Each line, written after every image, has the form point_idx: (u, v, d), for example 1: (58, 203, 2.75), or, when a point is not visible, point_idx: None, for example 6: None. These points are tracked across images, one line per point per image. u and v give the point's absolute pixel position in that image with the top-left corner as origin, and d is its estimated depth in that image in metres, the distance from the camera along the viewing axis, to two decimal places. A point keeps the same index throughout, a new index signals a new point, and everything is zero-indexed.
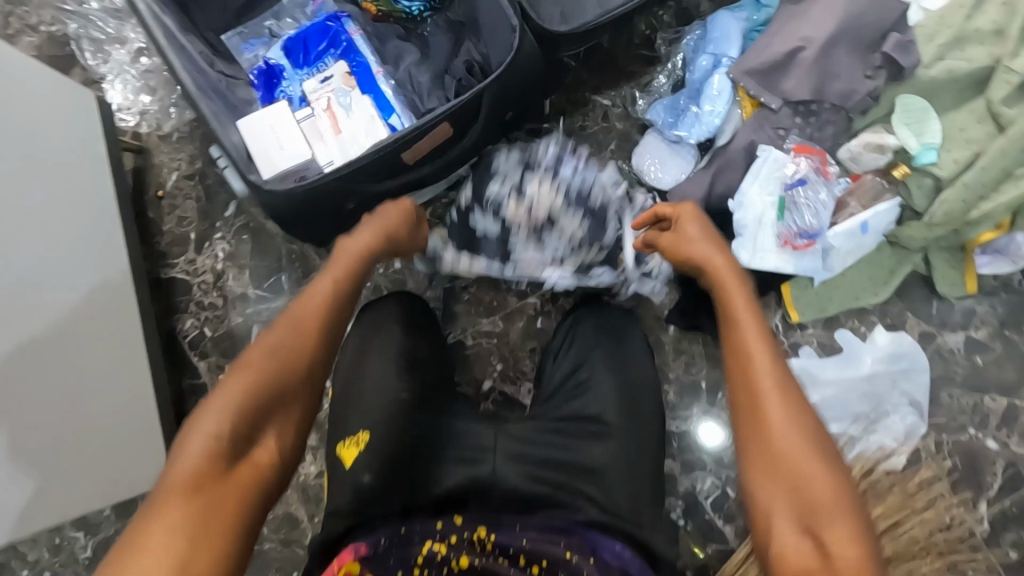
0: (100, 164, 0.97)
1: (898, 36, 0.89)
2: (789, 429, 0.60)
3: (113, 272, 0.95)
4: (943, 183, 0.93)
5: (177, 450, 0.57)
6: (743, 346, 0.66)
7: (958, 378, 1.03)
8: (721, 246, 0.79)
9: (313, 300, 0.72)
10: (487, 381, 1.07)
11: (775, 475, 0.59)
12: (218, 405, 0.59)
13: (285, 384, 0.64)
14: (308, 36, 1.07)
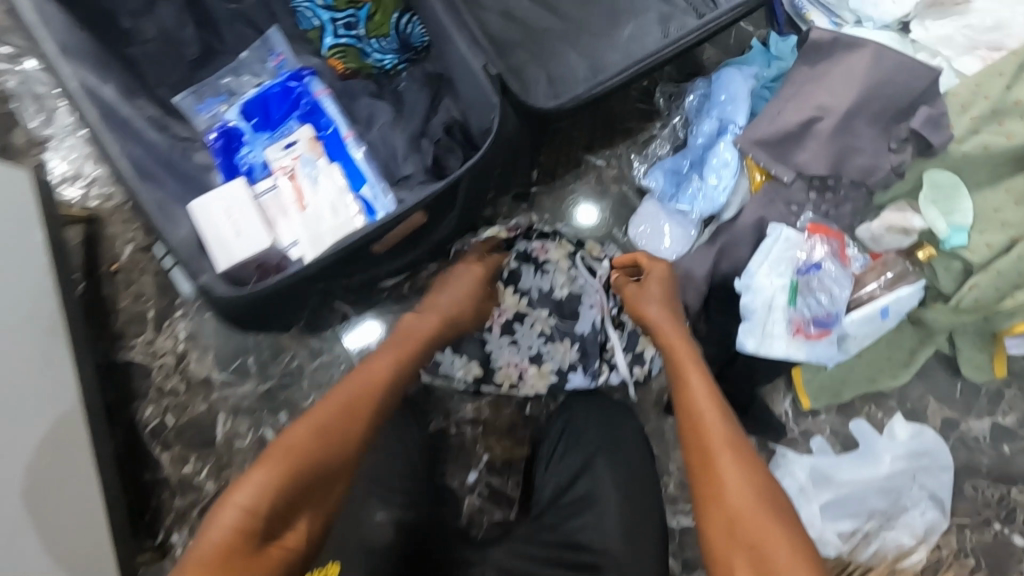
0: (39, 251, 0.87)
1: (929, 109, 0.79)
2: (740, 486, 0.60)
3: (57, 373, 0.86)
4: (974, 267, 0.84)
5: (210, 518, 0.55)
6: (690, 406, 0.69)
7: (984, 469, 0.95)
8: (674, 305, 0.83)
9: (370, 378, 0.70)
10: (472, 473, 0.99)
11: (733, 537, 0.58)
12: (260, 478, 0.57)
13: (333, 463, 0.62)
14: (269, 98, 0.97)
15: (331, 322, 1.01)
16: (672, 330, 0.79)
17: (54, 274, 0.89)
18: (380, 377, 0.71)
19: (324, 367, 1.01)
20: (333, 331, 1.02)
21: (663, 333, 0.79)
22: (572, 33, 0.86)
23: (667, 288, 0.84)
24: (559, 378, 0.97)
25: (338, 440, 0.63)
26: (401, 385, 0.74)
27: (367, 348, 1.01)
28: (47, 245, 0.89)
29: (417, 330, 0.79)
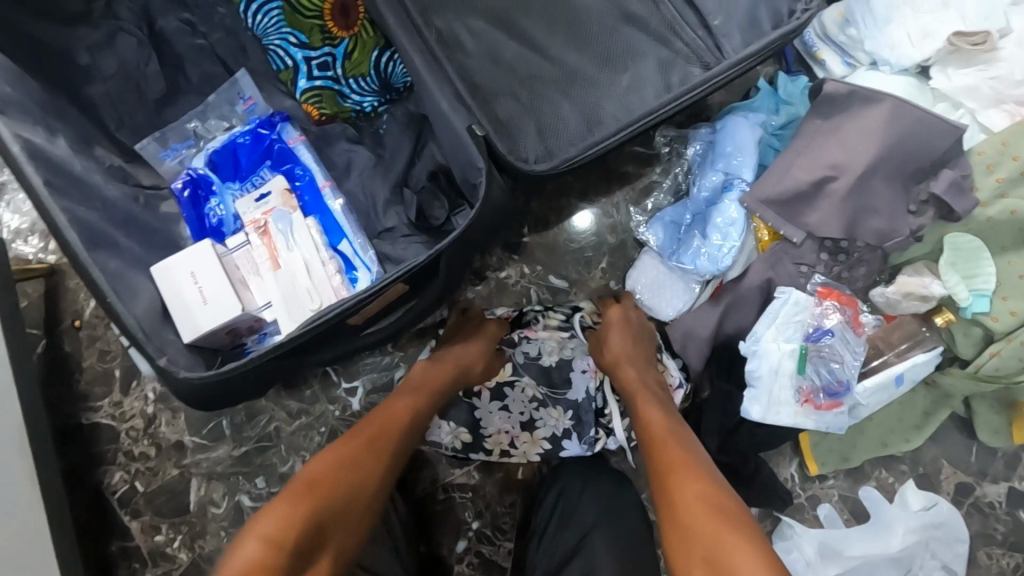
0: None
1: (951, 172, 0.74)
2: (693, 499, 0.60)
3: (14, 453, 0.80)
4: (995, 334, 0.78)
5: (234, 547, 0.52)
6: (650, 439, 0.70)
7: (999, 536, 0.90)
8: (640, 340, 0.85)
9: (386, 419, 0.71)
10: (462, 540, 0.93)
11: (691, 550, 0.56)
12: (282, 510, 0.55)
13: (351, 497, 0.61)
14: (239, 146, 0.90)
15: (311, 381, 0.95)
16: (630, 367, 0.81)
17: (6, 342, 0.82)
18: (397, 419, 0.72)
19: (301, 431, 0.95)
20: (313, 391, 0.96)
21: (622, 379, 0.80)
22: (565, 80, 0.80)
23: (632, 326, 0.85)
24: (552, 446, 0.91)
25: (355, 473, 0.63)
26: (413, 428, 0.73)
27: (349, 409, 0.95)
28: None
29: (430, 375, 0.79)
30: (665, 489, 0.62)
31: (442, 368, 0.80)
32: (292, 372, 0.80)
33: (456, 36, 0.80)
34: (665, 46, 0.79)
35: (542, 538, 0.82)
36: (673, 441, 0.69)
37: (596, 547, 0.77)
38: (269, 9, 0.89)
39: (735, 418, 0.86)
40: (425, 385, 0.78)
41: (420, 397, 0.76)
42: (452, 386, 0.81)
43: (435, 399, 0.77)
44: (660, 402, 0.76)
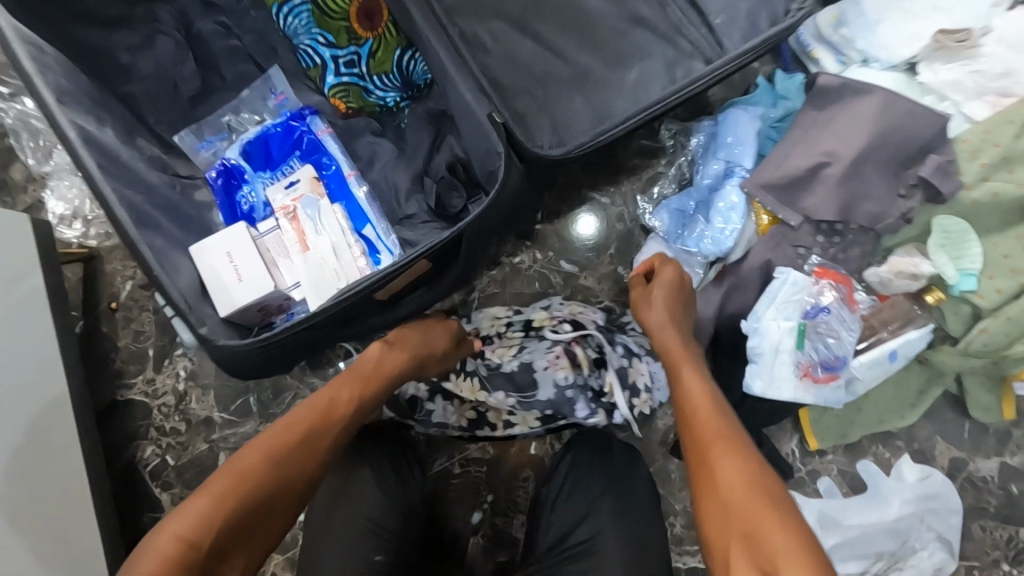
0: (39, 298, 0.87)
1: (938, 157, 0.79)
2: (736, 477, 0.59)
3: (55, 418, 0.86)
4: (983, 312, 0.83)
5: (141, 554, 0.53)
6: (691, 415, 0.68)
7: (991, 510, 0.94)
8: (676, 311, 0.81)
9: (329, 409, 0.70)
10: (477, 513, 0.97)
11: (730, 525, 0.57)
12: (199, 508, 0.56)
13: (273, 499, 0.61)
14: (270, 137, 0.96)
15: (335, 358, 1.01)
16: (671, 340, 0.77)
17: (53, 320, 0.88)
18: (335, 412, 0.70)
19: None
20: (336, 369, 1.01)
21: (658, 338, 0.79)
22: (576, 76, 0.86)
23: (671, 294, 0.82)
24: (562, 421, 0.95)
25: (279, 474, 0.62)
26: (354, 419, 0.72)
27: None
28: (46, 290, 0.88)
29: (383, 363, 0.78)
30: (706, 464, 0.61)
31: (395, 359, 0.79)
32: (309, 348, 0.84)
33: (476, 35, 0.87)
34: (669, 44, 0.85)
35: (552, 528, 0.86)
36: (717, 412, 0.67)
37: (601, 532, 0.82)
38: (300, 11, 0.96)
39: (737, 394, 0.90)
40: (370, 376, 0.76)
41: (363, 388, 0.75)
42: (402, 376, 0.80)
43: (384, 388, 0.77)
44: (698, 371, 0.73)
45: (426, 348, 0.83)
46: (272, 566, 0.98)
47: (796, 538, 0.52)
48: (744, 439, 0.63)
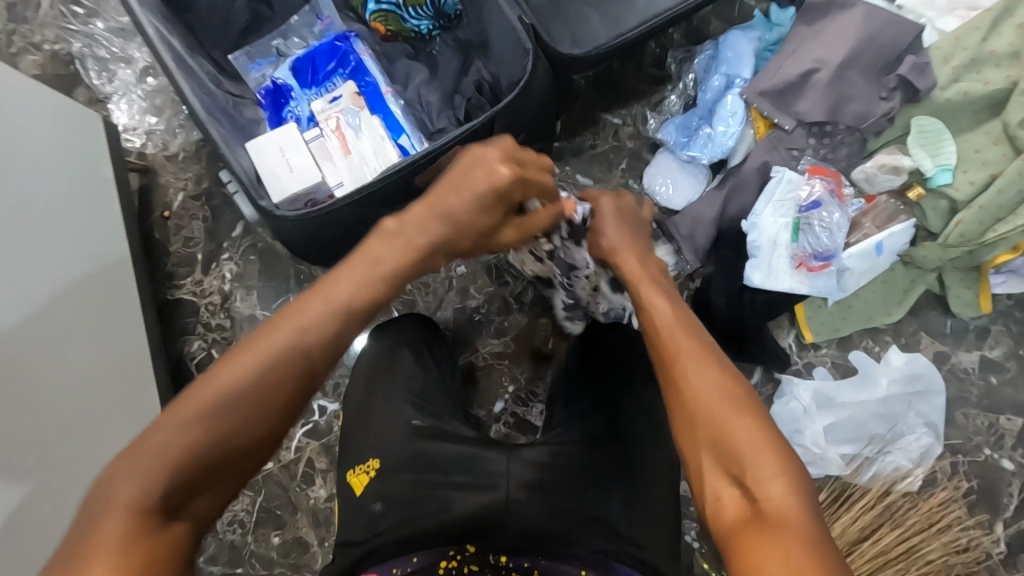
0: (106, 188, 0.98)
1: (915, 58, 0.90)
2: (707, 382, 0.55)
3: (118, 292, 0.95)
4: (959, 205, 0.92)
5: (94, 505, 0.45)
6: (657, 336, 0.63)
7: (973, 399, 1.02)
8: (630, 236, 0.79)
9: (306, 314, 0.55)
10: (499, 402, 1.06)
11: (700, 436, 0.54)
12: (162, 441, 0.47)
13: (240, 430, 0.50)
14: (316, 56, 1.06)
15: None
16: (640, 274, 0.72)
17: (120, 206, 1.01)
18: (308, 326, 0.54)
19: None
20: None
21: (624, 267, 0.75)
22: None
23: (621, 221, 0.81)
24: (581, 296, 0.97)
25: (242, 403, 0.50)
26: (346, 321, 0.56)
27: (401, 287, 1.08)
28: (114, 182, 1.00)
29: (374, 258, 0.60)
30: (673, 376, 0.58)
31: (393, 248, 0.61)
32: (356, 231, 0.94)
33: None
34: None
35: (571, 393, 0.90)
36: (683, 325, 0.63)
37: (613, 389, 0.85)
38: None
39: (738, 284, 0.98)
40: (371, 272, 0.59)
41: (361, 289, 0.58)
42: (422, 267, 0.63)
43: (384, 289, 0.60)
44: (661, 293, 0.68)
45: (459, 226, 0.65)
46: (308, 451, 1.06)
47: (764, 444, 0.50)
48: (713, 349, 0.59)
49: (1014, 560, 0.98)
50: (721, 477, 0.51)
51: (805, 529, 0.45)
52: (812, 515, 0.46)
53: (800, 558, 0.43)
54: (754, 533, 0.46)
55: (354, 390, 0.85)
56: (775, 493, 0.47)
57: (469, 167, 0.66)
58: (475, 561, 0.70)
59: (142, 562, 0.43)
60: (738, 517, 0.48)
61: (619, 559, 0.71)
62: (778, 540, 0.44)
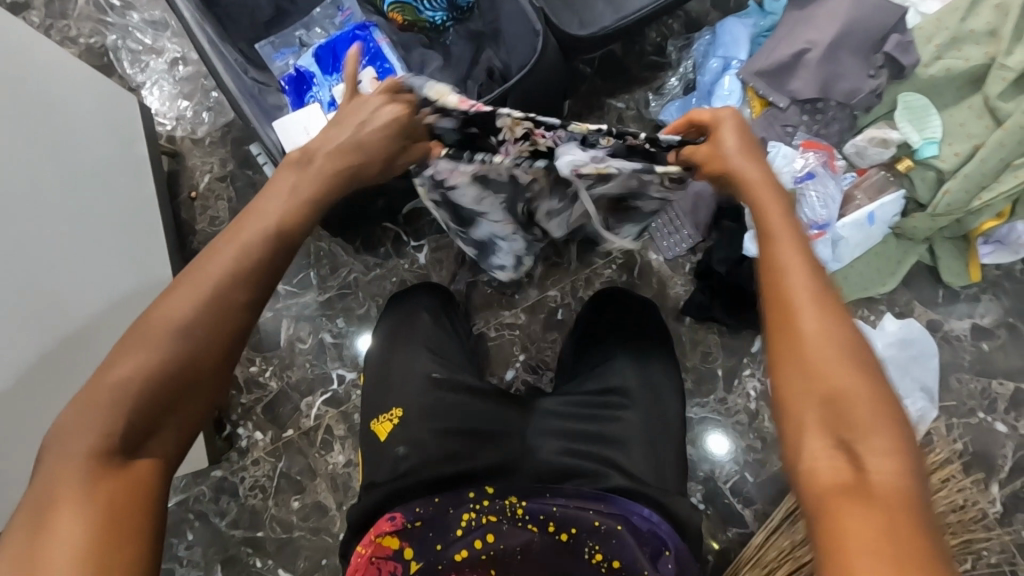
0: (142, 163, 1.06)
1: (899, 36, 0.96)
2: (831, 345, 0.51)
3: (153, 260, 1.02)
4: (946, 175, 0.98)
5: (55, 456, 0.49)
6: (782, 287, 0.54)
7: (966, 364, 1.07)
8: (751, 146, 0.66)
9: (232, 246, 0.56)
10: (510, 370, 1.11)
11: (810, 394, 0.51)
12: (118, 376, 0.51)
13: (173, 374, 0.52)
14: (337, 44, 1.12)
15: (384, 241, 1.14)
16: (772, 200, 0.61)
17: (154, 182, 1.09)
18: (219, 271, 0.55)
19: (378, 280, 1.14)
20: (386, 250, 1.14)
21: (747, 188, 0.62)
22: None
23: (744, 134, 0.67)
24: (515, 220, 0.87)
25: (168, 349, 0.52)
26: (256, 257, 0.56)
27: (417, 262, 1.13)
28: (148, 158, 1.09)
29: (285, 188, 0.62)
30: (791, 327, 0.53)
31: (307, 184, 0.62)
32: (367, 207, 1.03)
33: None
34: None
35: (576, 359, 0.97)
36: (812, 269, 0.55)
37: (615, 355, 0.92)
38: None
39: (738, 254, 1.03)
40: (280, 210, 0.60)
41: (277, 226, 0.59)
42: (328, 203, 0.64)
43: (303, 216, 0.61)
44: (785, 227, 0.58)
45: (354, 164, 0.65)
46: (326, 419, 1.10)
47: (882, 419, 0.48)
48: (840, 310, 0.53)
49: (1009, 519, 1.02)
50: (825, 439, 0.49)
51: (912, 512, 0.45)
52: (919, 494, 0.46)
53: (896, 536, 0.43)
54: (849, 504, 0.46)
55: (377, 347, 0.90)
56: (886, 471, 0.47)
57: (353, 107, 0.68)
58: (492, 512, 0.74)
59: (105, 500, 0.48)
60: (838, 486, 0.47)
61: (628, 499, 0.76)
62: (878, 514, 0.45)
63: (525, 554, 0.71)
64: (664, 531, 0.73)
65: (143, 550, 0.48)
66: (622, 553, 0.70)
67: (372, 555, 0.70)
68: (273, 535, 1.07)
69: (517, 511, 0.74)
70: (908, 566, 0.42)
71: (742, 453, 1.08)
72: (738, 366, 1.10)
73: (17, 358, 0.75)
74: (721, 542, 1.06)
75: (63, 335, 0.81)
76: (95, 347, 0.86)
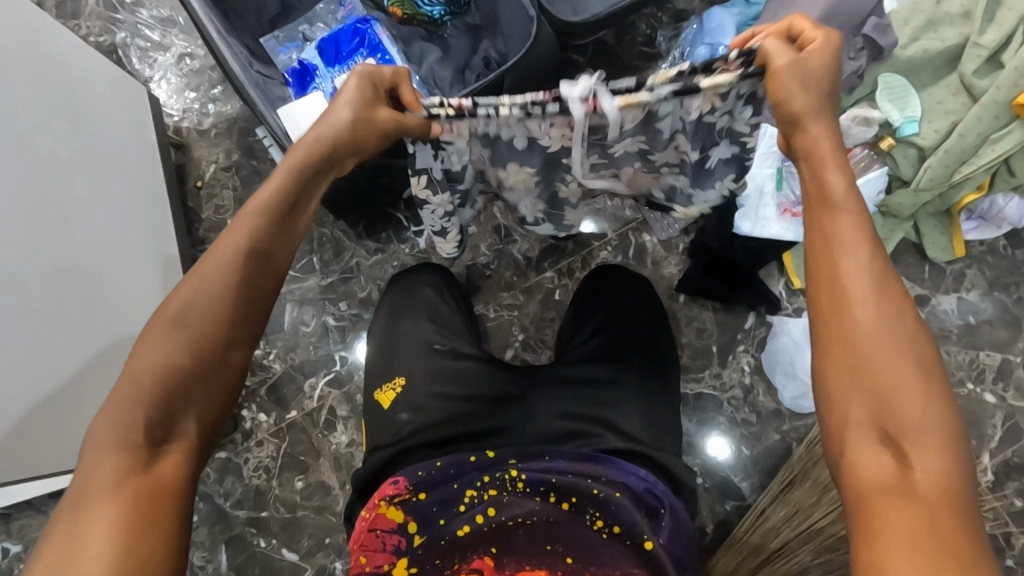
0: (150, 148, 1.11)
1: (876, 19, 1.00)
2: (884, 342, 0.52)
3: (155, 241, 1.06)
4: (927, 152, 1.02)
5: (90, 451, 0.51)
6: (839, 278, 0.55)
7: (955, 337, 1.09)
8: (828, 99, 0.62)
9: (230, 241, 0.58)
10: (509, 350, 1.13)
11: (857, 389, 0.51)
12: (141, 370, 0.53)
13: (196, 367, 0.55)
14: (339, 37, 1.17)
15: (386, 226, 1.17)
16: (841, 172, 0.59)
17: (162, 168, 1.14)
18: (224, 267, 0.57)
19: (380, 263, 1.16)
20: (387, 234, 1.17)
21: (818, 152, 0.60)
22: None
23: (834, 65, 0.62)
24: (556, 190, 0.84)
25: (191, 344, 0.55)
26: (263, 251, 0.60)
27: (417, 246, 1.16)
28: (157, 145, 1.14)
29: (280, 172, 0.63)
30: (843, 323, 0.54)
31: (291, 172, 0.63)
32: (370, 189, 1.06)
33: None
34: None
35: (574, 331, 0.99)
36: (868, 262, 0.55)
37: (609, 327, 0.94)
38: None
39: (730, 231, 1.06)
40: (275, 198, 0.61)
41: (276, 218, 0.61)
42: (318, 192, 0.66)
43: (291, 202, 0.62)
44: (853, 210, 0.57)
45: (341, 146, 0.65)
46: (329, 400, 1.12)
47: (936, 421, 0.49)
48: (902, 305, 0.53)
49: (1001, 488, 1.04)
50: (868, 434, 0.50)
51: (956, 510, 0.45)
52: (964, 494, 0.46)
53: (934, 529, 0.44)
54: (891, 500, 0.47)
55: (382, 322, 0.95)
56: (931, 469, 0.47)
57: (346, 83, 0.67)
58: (491, 485, 0.74)
59: (136, 494, 0.50)
60: (882, 482, 0.48)
61: (623, 460, 0.78)
62: (921, 513, 0.45)
63: (529, 524, 0.70)
64: (660, 489, 0.75)
65: (176, 533, 0.51)
66: (622, 518, 0.70)
67: (377, 527, 0.70)
68: (278, 514, 1.09)
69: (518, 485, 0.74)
70: (943, 561, 0.43)
71: (738, 426, 1.10)
72: (732, 342, 1.12)
73: (43, 378, 0.81)
74: (720, 515, 1.08)
75: (77, 335, 0.87)
76: (106, 358, 0.92)
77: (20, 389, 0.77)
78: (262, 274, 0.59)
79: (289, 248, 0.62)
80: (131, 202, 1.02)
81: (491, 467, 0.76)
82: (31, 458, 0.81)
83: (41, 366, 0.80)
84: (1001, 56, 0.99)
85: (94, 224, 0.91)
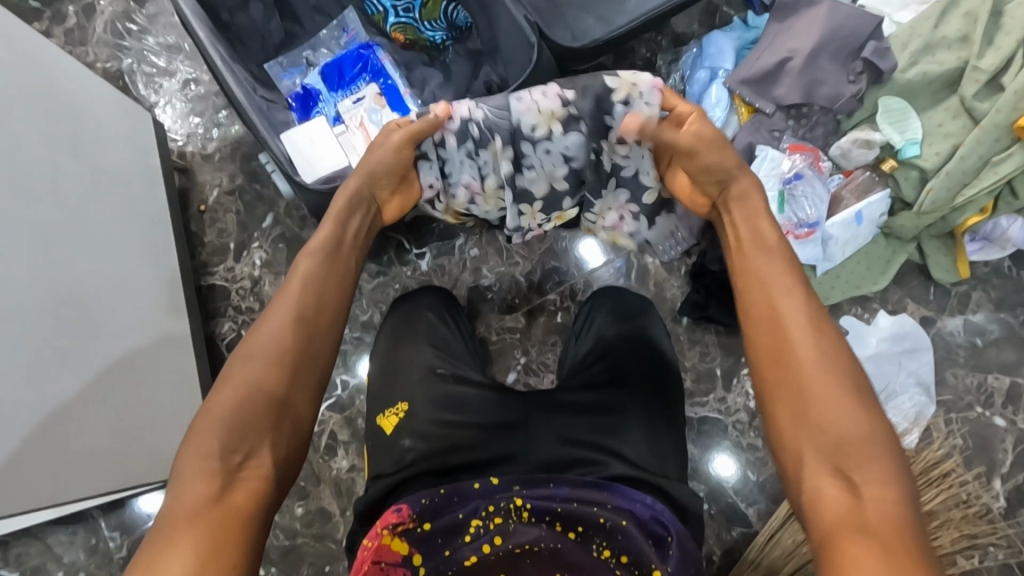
0: (152, 171, 1.12)
1: (876, 44, 1.02)
2: (821, 374, 0.57)
3: (156, 265, 1.06)
4: (929, 174, 1.03)
5: (176, 478, 0.53)
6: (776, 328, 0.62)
7: (962, 359, 1.08)
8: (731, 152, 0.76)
9: (297, 277, 0.67)
10: (512, 373, 1.13)
11: (804, 427, 0.56)
12: (219, 406, 0.57)
13: (269, 394, 0.59)
14: (342, 62, 1.18)
15: (386, 249, 1.16)
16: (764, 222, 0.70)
17: (165, 192, 1.15)
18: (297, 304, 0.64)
19: (381, 286, 1.16)
20: (388, 258, 1.16)
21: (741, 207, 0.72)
22: None
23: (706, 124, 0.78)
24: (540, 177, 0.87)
25: (262, 372, 0.60)
26: (321, 290, 0.67)
27: (420, 269, 1.16)
28: (160, 169, 1.15)
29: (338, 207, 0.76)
30: (790, 362, 0.59)
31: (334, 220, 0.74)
32: None
33: None
34: None
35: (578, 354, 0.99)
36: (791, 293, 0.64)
37: (613, 349, 0.93)
38: None
39: None
40: (327, 243, 0.71)
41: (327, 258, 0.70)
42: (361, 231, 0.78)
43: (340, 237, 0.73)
44: (770, 251, 0.67)
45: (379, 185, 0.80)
46: (330, 425, 1.11)
47: (876, 451, 0.53)
48: (831, 340, 0.60)
49: (1014, 514, 1.02)
50: (822, 465, 0.54)
51: (910, 538, 0.48)
52: (910, 515, 0.50)
53: (892, 558, 0.46)
54: (853, 535, 0.49)
55: (383, 345, 0.93)
56: (881, 499, 0.50)
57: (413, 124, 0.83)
58: (495, 515, 0.71)
59: (215, 520, 0.51)
60: (838, 517, 0.51)
61: (628, 485, 0.77)
62: (873, 544, 0.48)
63: (536, 552, 0.68)
64: (667, 518, 0.72)
65: (245, 554, 0.51)
66: (629, 547, 0.69)
67: (381, 559, 0.67)
68: (277, 542, 1.08)
69: (522, 513, 0.71)
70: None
71: (744, 450, 1.08)
72: (736, 365, 1.12)
73: (48, 404, 0.80)
74: (727, 542, 1.06)
75: (80, 362, 0.86)
76: (106, 383, 0.90)
77: (23, 405, 0.76)
78: (323, 311, 0.66)
79: (344, 289, 0.70)
80: (133, 227, 1.02)
81: (495, 494, 0.73)
82: (30, 490, 0.79)
83: (41, 387, 0.79)
84: (1000, 80, 1.00)
85: (94, 248, 0.91)
